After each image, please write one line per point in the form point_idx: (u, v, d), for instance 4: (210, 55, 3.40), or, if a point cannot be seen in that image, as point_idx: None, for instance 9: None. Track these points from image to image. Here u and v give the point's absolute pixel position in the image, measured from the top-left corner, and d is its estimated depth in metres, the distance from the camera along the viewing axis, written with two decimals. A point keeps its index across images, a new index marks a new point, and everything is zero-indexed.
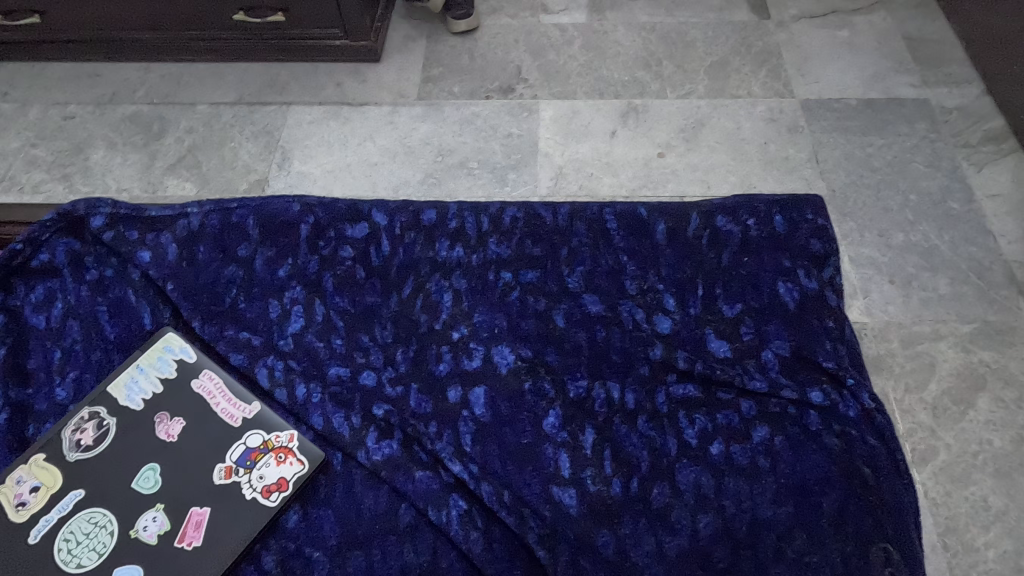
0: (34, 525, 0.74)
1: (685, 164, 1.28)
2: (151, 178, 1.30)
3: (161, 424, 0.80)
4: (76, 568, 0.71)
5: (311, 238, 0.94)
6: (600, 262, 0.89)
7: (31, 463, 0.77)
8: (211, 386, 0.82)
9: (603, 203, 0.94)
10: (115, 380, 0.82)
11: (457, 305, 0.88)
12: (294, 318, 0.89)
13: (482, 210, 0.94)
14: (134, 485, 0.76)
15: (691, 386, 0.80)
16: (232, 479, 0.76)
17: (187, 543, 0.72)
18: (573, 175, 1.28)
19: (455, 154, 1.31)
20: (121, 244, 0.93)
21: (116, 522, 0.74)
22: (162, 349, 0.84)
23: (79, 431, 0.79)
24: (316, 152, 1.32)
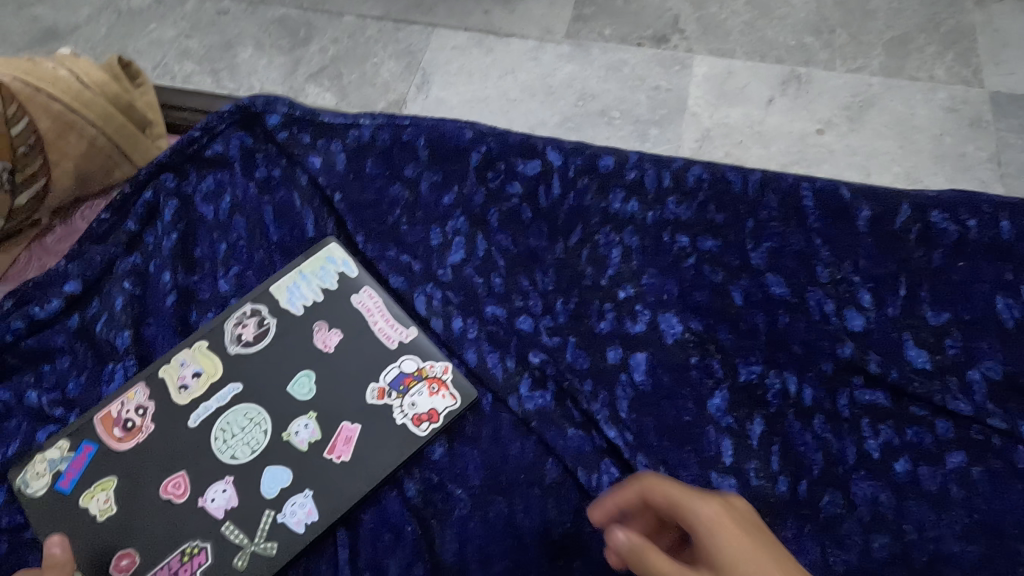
0: (194, 410, 0.75)
1: (844, 145, 1.18)
2: (293, 84, 1.31)
3: (319, 333, 0.79)
4: (231, 459, 0.73)
5: (480, 167, 0.90)
6: (791, 242, 0.81)
7: (194, 349, 0.78)
8: (370, 303, 0.80)
9: (799, 175, 0.85)
10: (277, 282, 0.82)
11: (626, 263, 0.83)
12: (455, 249, 0.86)
13: (664, 165, 0.87)
14: (289, 388, 0.76)
15: (880, 393, 0.73)
16: (384, 401, 0.75)
17: (336, 456, 0.73)
18: (719, 140, 1.20)
19: (597, 100, 1.25)
20: (294, 146, 0.92)
21: (270, 422, 0.74)
22: (324, 259, 0.82)
23: (241, 326, 0.79)
24: (456, 80, 1.29)
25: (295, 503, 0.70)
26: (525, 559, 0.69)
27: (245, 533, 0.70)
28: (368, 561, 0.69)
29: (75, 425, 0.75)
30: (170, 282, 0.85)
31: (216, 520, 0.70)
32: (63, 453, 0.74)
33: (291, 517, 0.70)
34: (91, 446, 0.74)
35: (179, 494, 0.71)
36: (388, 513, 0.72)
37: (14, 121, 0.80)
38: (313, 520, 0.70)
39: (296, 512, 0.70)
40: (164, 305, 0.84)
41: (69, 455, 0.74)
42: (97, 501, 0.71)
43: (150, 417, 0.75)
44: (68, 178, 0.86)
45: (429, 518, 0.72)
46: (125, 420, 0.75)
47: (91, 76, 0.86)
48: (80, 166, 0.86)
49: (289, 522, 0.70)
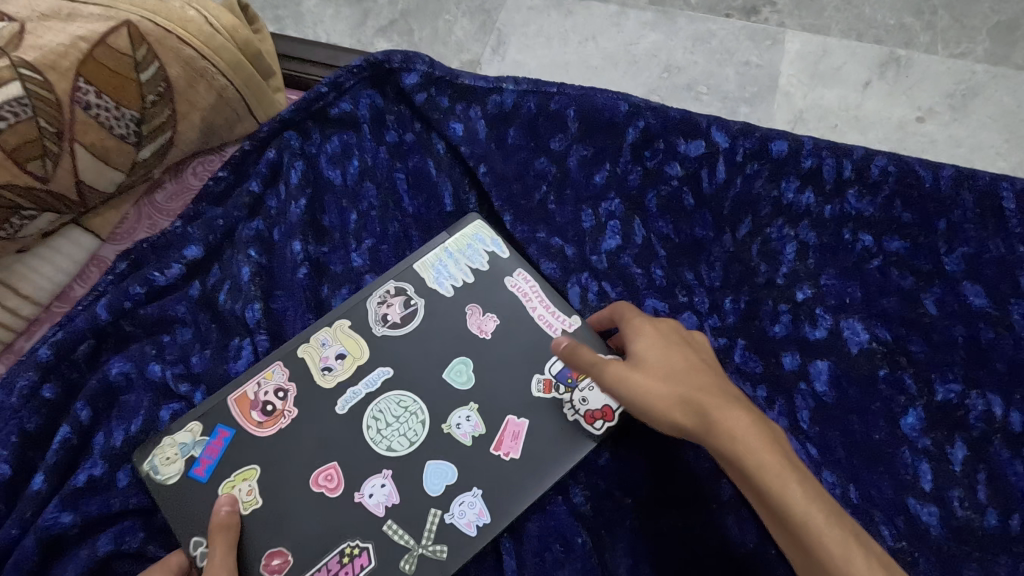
0: (340, 395, 0.69)
1: (947, 136, 1.08)
2: (361, 39, 1.18)
3: (473, 318, 0.72)
4: (387, 451, 0.67)
5: (637, 144, 0.82)
6: (990, 248, 0.74)
7: (335, 328, 0.71)
8: (526, 287, 0.73)
9: (997, 172, 0.77)
10: (421, 258, 0.74)
11: (801, 260, 0.76)
12: (610, 234, 0.79)
13: (845, 153, 0.79)
14: (445, 377, 0.69)
15: None
16: (552, 394, 0.69)
17: (505, 453, 0.67)
18: (812, 123, 1.11)
19: (684, 73, 1.14)
20: (433, 110, 0.84)
21: (428, 412, 0.68)
22: (473, 236, 0.75)
23: (385, 306, 0.72)
24: (534, 43, 1.17)
25: (464, 503, 0.65)
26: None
27: (411, 534, 0.64)
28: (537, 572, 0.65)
29: (207, 407, 0.68)
30: (301, 253, 0.77)
31: (377, 517, 0.65)
32: (195, 438, 0.67)
33: (461, 519, 0.65)
34: (226, 431, 0.67)
35: (333, 487, 0.65)
36: (554, 520, 0.67)
37: (145, 67, 0.71)
38: (485, 522, 0.65)
39: (464, 513, 0.65)
40: (296, 279, 0.76)
41: (203, 439, 0.67)
42: (240, 492, 0.65)
43: (292, 400, 0.68)
44: (195, 131, 0.79)
45: (601, 529, 0.67)
46: (263, 403, 0.68)
47: (221, 19, 0.77)
48: (206, 118, 0.79)
49: (459, 523, 0.65)
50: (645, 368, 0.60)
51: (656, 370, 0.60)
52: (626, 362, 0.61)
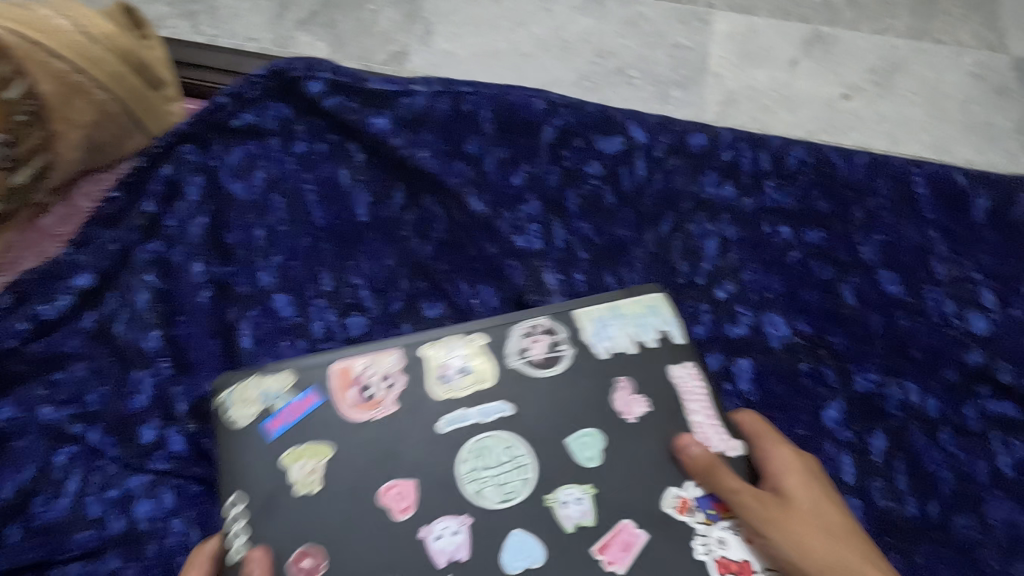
0: (450, 410, 0.56)
1: (874, 111, 1.07)
2: (280, 32, 1.07)
3: (621, 394, 0.57)
4: (473, 494, 0.53)
5: (555, 144, 0.80)
6: (906, 235, 0.74)
7: (467, 339, 0.59)
8: (691, 386, 0.58)
9: (908, 157, 0.78)
10: (586, 304, 0.61)
11: (723, 257, 0.75)
12: (530, 238, 0.76)
13: (761, 144, 0.79)
14: (568, 441, 0.55)
15: (1011, 405, 0.68)
16: (685, 518, 0.52)
17: (608, 560, 0.51)
18: (745, 104, 1.08)
19: (616, 58, 1.10)
20: (342, 117, 0.79)
21: (537, 474, 0.54)
22: (653, 304, 0.61)
23: (531, 339, 0.59)
24: (463, 31, 1.11)
25: None
26: None
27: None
28: None
29: (311, 363, 0.58)
30: (203, 275, 0.74)
31: (432, 565, 0.51)
32: (284, 388, 0.57)
33: None
34: (315, 397, 0.57)
35: (402, 510, 0.53)
36: None
37: (10, 84, 0.66)
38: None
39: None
40: (197, 302, 0.73)
41: (290, 394, 0.57)
42: (301, 467, 0.54)
43: (395, 395, 0.57)
44: (78, 150, 0.73)
45: None
46: (367, 385, 0.57)
47: (97, 27, 0.71)
48: (90, 136, 0.73)
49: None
50: (800, 514, 0.51)
51: (816, 523, 0.51)
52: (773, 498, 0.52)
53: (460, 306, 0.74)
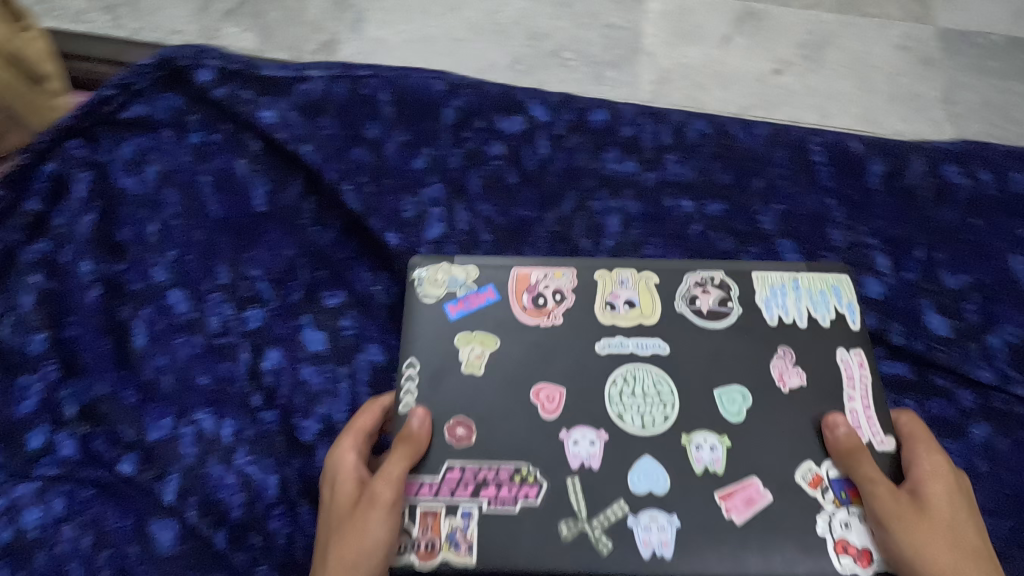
0: (610, 337, 0.65)
1: (804, 86, 1.07)
2: (206, 23, 1.04)
3: (780, 361, 0.64)
4: (619, 419, 0.61)
5: (455, 125, 0.79)
6: (803, 203, 0.75)
7: (640, 275, 0.68)
8: (854, 371, 0.63)
9: (807, 128, 0.79)
10: (767, 274, 0.68)
11: (626, 232, 0.75)
12: (432, 222, 0.75)
13: (662, 118, 0.79)
14: (716, 392, 0.63)
15: (902, 365, 0.69)
16: (815, 493, 0.58)
17: (728, 510, 0.58)
18: (678, 82, 1.07)
19: (549, 40, 1.08)
20: (235, 104, 0.78)
21: (676, 413, 0.62)
22: (833, 286, 0.67)
23: (699, 290, 0.67)
24: (394, 17, 1.08)
25: (655, 521, 0.57)
26: None
27: (588, 506, 0.58)
28: None
29: (496, 265, 0.68)
30: (92, 273, 0.71)
31: (567, 466, 0.60)
32: (468, 279, 0.67)
33: (641, 533, 0.57)
34: (494, 294, 0.67)
35: (549, 411, 0.62)
36: None
37: None
38: (662, 554, 0.57)
39: (649, 529, 0.57)
40: (85, 301, 0.70)
41: (471, 285, 0.67)
42: (471, 350, 0.63)
43: (561, 309, 0.65)
44: None
45: None
46: (539, 294, 0.67)
47: None
48: None
49: (636, 534, 0.57)
50: (927, 518, 0.55)
51: (943, 528, 0.55)
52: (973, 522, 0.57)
53: (359, 294, 0.73)
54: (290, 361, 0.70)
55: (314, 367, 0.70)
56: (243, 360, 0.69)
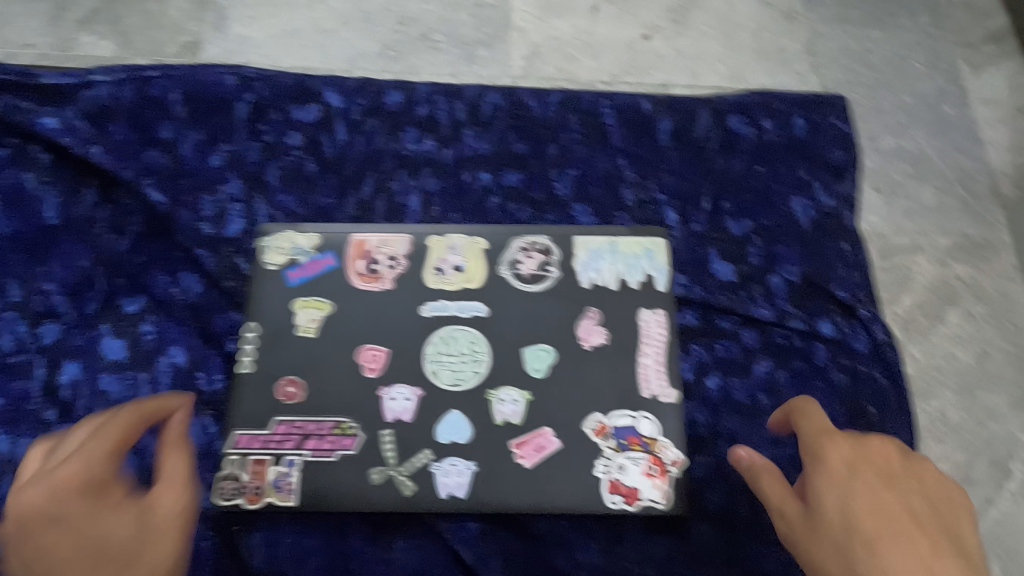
0: (436, 300, 0.69)
1: (674, 49, 1.09)
2: (55, 32, 0.99)
3: (587, 321, 0.69)
4: (433, 376, 0.67)
5: (249, 119, 0.78)
6: (596, 164, 0.77)
7: (470, 241, 0.72)
8: (654, 330, 0.68)
9: (599, 92, 0.81)
10: (587, 237, 0.72)
11: (426, 210, 0.76)
12: (232, 219, 0.75)
13: (456, 95, 0.80)
14: (524, 351, 0.68)
15: (690, 313, 0.72)
16: (599, 441, 0.65)
17: (520, 457, 0.64)
18: (547, 56, 1.07)
19: (416, 23, 1.06)
20: (15, 115, 0.75)
21: (486, 369, 0.67)
22: (646, 250, 0.71)
23: (525, 254, 0.71)
24: (253, 11, 1.05)
25: (454, 466, 0.64)
26: (343, 546, 0.64)
27: (397, 454, 0.65)
28: None
29: (337, 231, 0.73)
30: None
31: (383, 419, 0.66)
32: (310, 247, 0.72)
33: (443, 477, 0.64)
34: (332, 259, 0.71)
35: (372, 369, 0.67)
36: None
37: None
38: (457, 495, 0.63)
39: (447, 473, 0.64)
40: None
41: (313, 252, 0.72)
42: (306, 314, 0.69)
43: (395, 274, 0.71)
44: None
45: (230, 525, 0.64)
46: (374, 260, 0.71)
47: None
48: None
49: (436, 477, 0.64)
50: (819, 518, 0.49)
51: (840, 525, 0.48)
52: (878, 482, 0.49)
53: (158, 297, 0.72)
54: (87, 372, 0.69)
55: (113, 375, 0.69)
56: (38, 376, 0.68)
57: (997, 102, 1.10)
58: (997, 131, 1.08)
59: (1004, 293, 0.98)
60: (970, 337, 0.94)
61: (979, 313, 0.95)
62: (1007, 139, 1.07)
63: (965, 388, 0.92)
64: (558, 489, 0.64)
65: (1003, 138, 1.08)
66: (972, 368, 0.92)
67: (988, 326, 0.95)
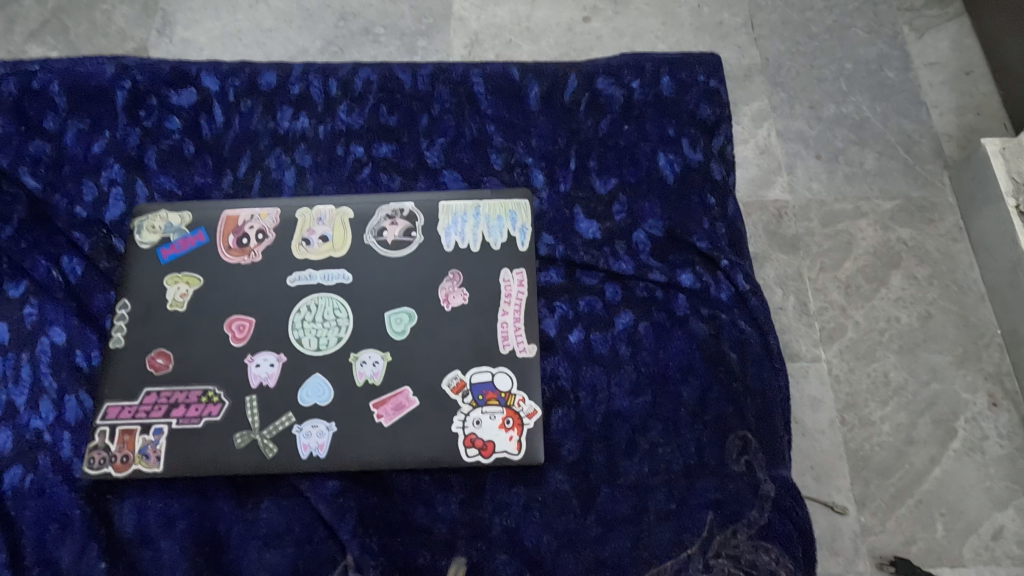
0: (301, 270, 0.71)
1: (612, 29, 1.11)
2: (10, 46, 1.09)
3: (449, 283, 0.70)
4: (297, 342, 0.68)
5: (128, 106, 0.80)
6: (465, 131, 0.79)
7: (337, 212, 0.73)
8: (514, 289, 0.70)
9: (471, 62, 0.82)
10: (451, 202, 0.73)
11: (300, 184, 0.78)
12: (112, 202, 0.77)
13: (330, 73, 0.82)
14: (386, 316, 0.69)
15: (555, 272, 0.73)
16: (457, 397, 0.66)
17: (380, 416, 0.65)
18: (489, 42, 1.10)
19: (359, 18, 1.12)
20: None
21: (349, 334, 0.68)
22: (508, 212, 0.73)
23: (390, 221, 0.73)
24: (201, 15, 1.11)
25: (315, 428, 0.65)
26: (210, 509, 0.65)
27: (261, 419, 0.66)
28: (35, 557, 0.64)
29: (209, 209, 0.74)
30: None
31: (248, 385, 0.67)
32: (182, 225, 0.74)
33: (304, 439, 0.65)
34: (203, 236, 0.73)
35: (238, 339, 0.69)
36: (52, 500, 0.65)
37: None
38: (318, 455, 0.65)
39: (309, 435, 0.65)
40: None
41: (185, 230, 0.73)
42: (176, 289, 0.71)
43: (263, 247, 0.72)
44: None
45: (105, 493, 0.66)
46: (244, 234, 0.73)
47: None
48: None
49: (297, 439, 0.65)
50: None
51: None
52: None
53: (39, 280, 0.74)
54: None
55: None
56: None
57: (940, 63, 1.08)
58: (940, 93, 1.06)
59: (947, 252, 0.96)
60: (914, 300, 0.93)
61: (921, 276, 0.94)
62: (953, 102, 1.05)
63: (907, 349, 0.90)
64: (416, 445, 0.65)
65: (949, 101, 1.06)
66: (915, 330, 0.91)
67: (931, 287, 0.94)
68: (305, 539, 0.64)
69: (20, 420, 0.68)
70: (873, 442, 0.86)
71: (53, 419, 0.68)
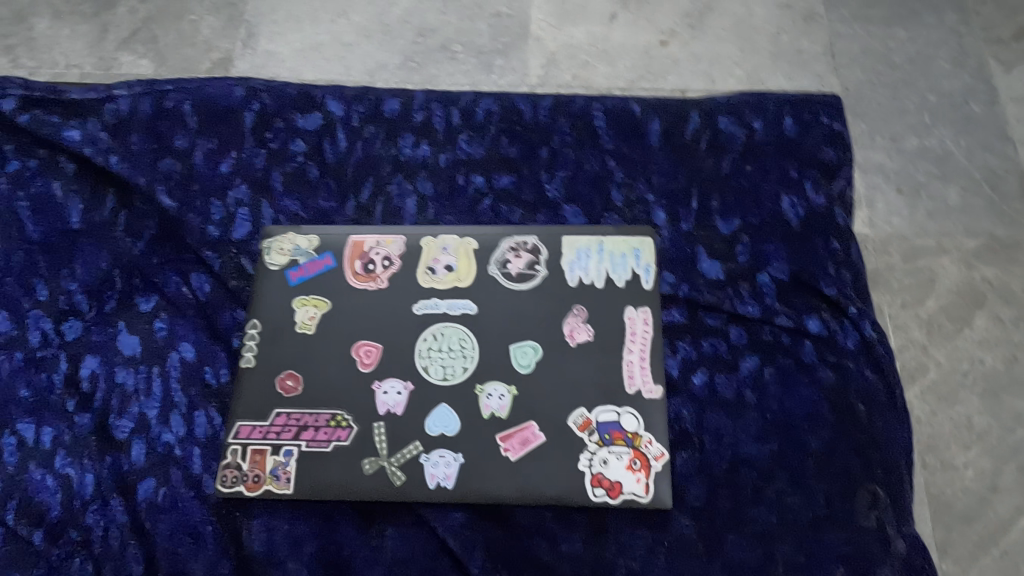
0: (427, 299, 0.72)
1: (688, 55, 1.03)
2: (104, 53, 1.02)
3: (573, 319, 0.70)
4: (423, 371, 0.69)
5: (256, 128, 0.82)
6: (585, 165, 0.79)
7: (461, 242, 0.74)
8: (639, 328, 0.70)
9: (590, 96, 0.83)
10: (575, 237, 0.74)
11: (421, 213, 0.79)
12: (239, 222, 0.79)
13: (452, 102, 0.83)
14: (511, 349, 0.69)
15: (678, 312, 0.72)
16: (583, 435, 0.66)
17: (507, 449, 0.66)
18: (565, 62, 1.02)
19: (437, 34, 1.04)
20: (42, 130, 0.81)
21: (475, 365, 0.69)
22: (632, 249, 0.73)
23: (514, 254, 0.73)
24: (284, 28, 1.04)
25: (443, 458, 0.66)
26: (336, 533, 0.66)
27: (389, 446, 0.67)
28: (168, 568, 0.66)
29: (335, 234, 0.75)
30: None
31: (376, 412, 0.68)
32: (309, 248, 0.75)
33: (431, 469, 0.66)
34: (330, 260, 0.74)
35: (366, 365, 0.70)
36: (185, 514, 0.67)
37: None
38: (446, 486, 0.65)
39: (436, 464, 0.66)
40: None
41: (312, 253, 0.75)
42: (305, 312, 0.72)
43: (389, 274, 0.73)
44: None
45: (235, 510, 0.67)
46: (370, 260, 0.74)
47: None
48: None
49: (425, 468, 0.66)
50: None
51: None
52: None
53: (170, 296, 0.76)
54: (106, 367, 0.73)
55: (127, 369, 0.73)
56: (61, 370, 0.73)
57: None
58: None
59: None
60: (1000, 341, 0.86)
61: (1007, 317, 0.87)
62: None
63: (991, 392, 0.83)
64: (541, 481, 0.65)
65: None
66: (1000, 373, 0.84)
67: (1018, 330, 0.86)
68: (427, 569, 0.65)
69: (152, 433, 0.70)
70: (956, 488, 0.79)
71: (184, 433, 0.70)
